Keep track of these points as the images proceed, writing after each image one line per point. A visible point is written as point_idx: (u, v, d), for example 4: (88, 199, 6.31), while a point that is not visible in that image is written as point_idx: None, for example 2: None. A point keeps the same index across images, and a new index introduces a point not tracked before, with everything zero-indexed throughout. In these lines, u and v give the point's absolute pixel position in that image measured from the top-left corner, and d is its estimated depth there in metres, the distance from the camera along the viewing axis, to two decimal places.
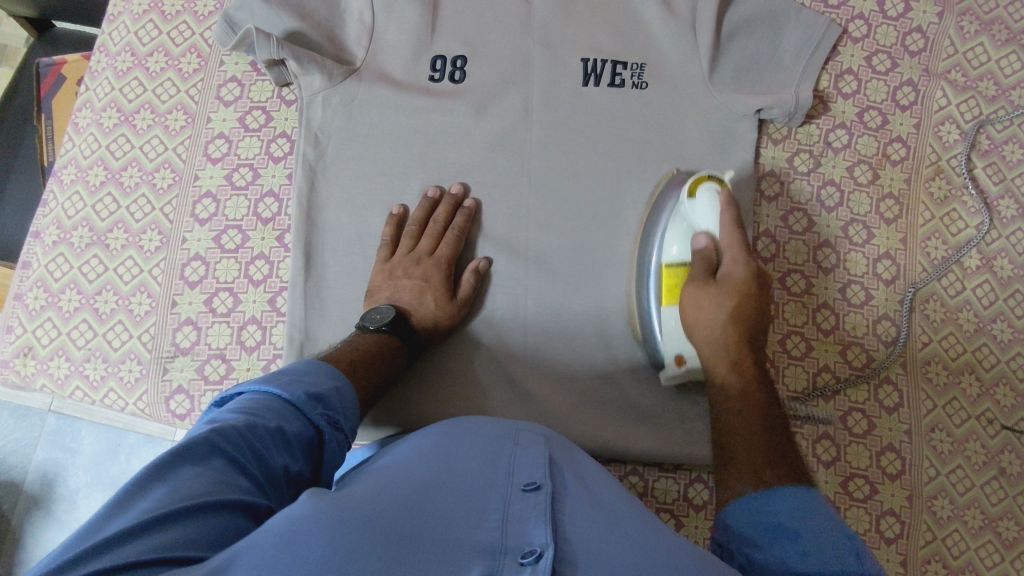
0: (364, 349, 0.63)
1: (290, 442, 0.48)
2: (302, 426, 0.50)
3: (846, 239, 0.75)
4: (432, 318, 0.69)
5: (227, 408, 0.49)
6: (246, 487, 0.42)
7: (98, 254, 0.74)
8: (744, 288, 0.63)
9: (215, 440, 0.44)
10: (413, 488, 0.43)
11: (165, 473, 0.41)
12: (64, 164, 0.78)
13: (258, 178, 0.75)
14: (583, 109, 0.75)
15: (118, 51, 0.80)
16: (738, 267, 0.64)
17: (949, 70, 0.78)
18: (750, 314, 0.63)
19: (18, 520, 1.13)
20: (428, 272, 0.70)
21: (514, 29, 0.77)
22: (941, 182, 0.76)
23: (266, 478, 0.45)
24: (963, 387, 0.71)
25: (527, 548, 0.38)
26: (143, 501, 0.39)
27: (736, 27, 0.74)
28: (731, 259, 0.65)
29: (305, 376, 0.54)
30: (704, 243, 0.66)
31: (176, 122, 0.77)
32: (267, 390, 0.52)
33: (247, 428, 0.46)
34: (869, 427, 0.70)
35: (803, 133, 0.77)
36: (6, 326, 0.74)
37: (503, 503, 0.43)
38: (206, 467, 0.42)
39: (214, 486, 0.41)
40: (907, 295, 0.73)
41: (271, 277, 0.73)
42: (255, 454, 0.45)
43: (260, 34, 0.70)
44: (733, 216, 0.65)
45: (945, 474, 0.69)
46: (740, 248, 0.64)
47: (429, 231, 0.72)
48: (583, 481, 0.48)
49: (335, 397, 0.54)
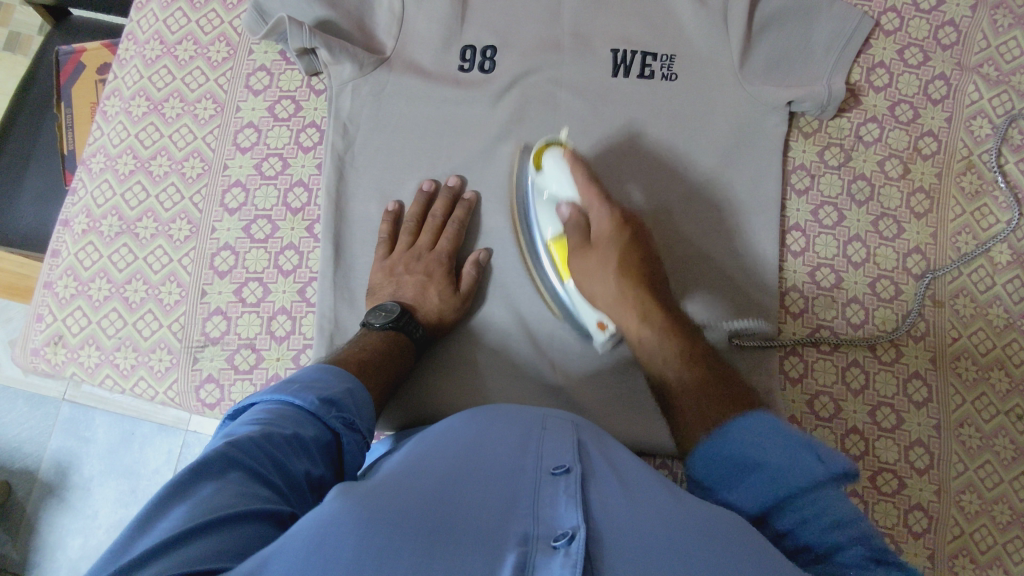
0: (372, 347, 0.63)
1: (309, 447, 0.48)
2: (318, 431, 0.49)
3: (876, 233, 0.75)
4: (436, 313, 0.69)
5: (243, 419, 0.48)
6: (267, 496, 0.41)
7: (127, 243, 0.74)
8: (618, 237, 0.64)
9: (230, 454, 0.43)
10: (441, 477, 0.43)
11: (184, 492, 0.40)
12: (92, 152, 0.78)
13: (288, 168, 0.75)
14: (614, 172, 0.74)
15: (146, 40, 0.80)
16: (605, 218, 0.65)
17: (981, 64, 0.77)
18: (638, 259, 0.64)
19: (31, 507, 1.13)
20: (430, 267, 0.71)
21: (542, 17, 0.76)
22: (972, 177, 0.76)
23: (288, 485, 0.44)
24: (992, 382, 0.71)
25: (559, 531, 0.37)
26: (164, 522, 0.37)
27: (769, 18, 0.73)
28: (596, 214, 0.66)
29: (318, 381, 0.54)
30: (568, 210, 0.67)
31: (205, 111, 0.77)
32: (280, 398, 0.51)
33: (263, 438, 0.45)
34: (898, 422, 0.70)
35: (834, 126, 0.77)
36: (36, 315, 0.74)
37: (533, 489, 0.42)
38: (225, 481, 0.41)
39: (235, 498, 0.40)
40: (924, 279, 0.73)
41: (301, 267, 0.73)
42: (274, 463, 0.44)
43: (292, 23, 0.69)
44: (584, 169, 0.67)
45: (973, 470, 0.69)
46: (602, 197, 0.66)
47: (429, 226, 0.72)
48: (611, 459, 0.47)
49: (348, 399, 0.54)
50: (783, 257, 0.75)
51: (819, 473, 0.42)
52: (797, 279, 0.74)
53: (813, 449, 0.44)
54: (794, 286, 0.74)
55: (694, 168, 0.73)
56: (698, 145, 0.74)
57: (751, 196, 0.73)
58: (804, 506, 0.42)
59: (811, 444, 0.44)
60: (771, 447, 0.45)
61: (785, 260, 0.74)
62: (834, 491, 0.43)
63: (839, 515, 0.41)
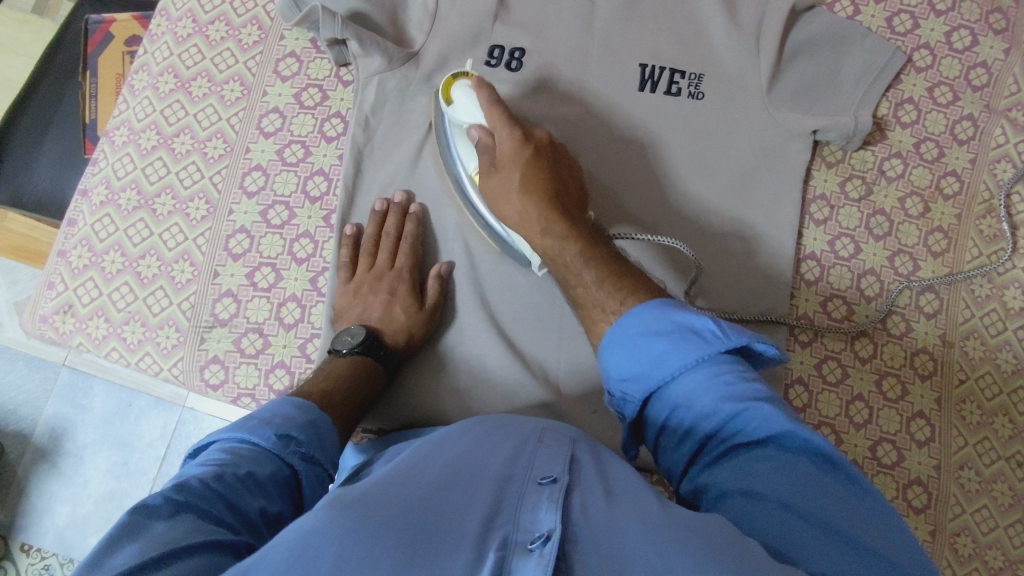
0: (339, 374, 0.62)
1: (265, 485, 0.47)
2: (275, 467, 0.49)
3: (891, 269, 0.74)
4: (404, 330, 0.67)
5: (199, 461, 0.47)
6: (221, 529, 0.41)
7: (144, 218, 0.74)
8: (519, 157, 0.62)
9: (181, 494, 0.42)
10: (428, 484, 0.42)
11: (137, 531, 0.39)
12: (116, 125, 0.78)
13: (309, 156, 0.75)
14: (627, 185, 0.74)
15: (179, 17, 0.80)
16: (507, 139, 0.63)
17: (1010, 108, 0.77)
18: (542, 173, 0.62)
19: (23, 471, 1.13)
20: (393, 285, 0.70)
21: (575, 26, 0.76)
22: (992, 221, 0.75)
23: (242, 519, 0.43)
24: (995, 427, 0.71)
25: (533, 535, 0.37)
26: (116, 559, 0.37)
27: (798, 46, 0.74)
28: (500, 136, 0.64)
29: (275, 415, 0.53)
30: (477, 134, 0.65)
31: (232, 92, 0.77)
32: (236, 436, 0.50)
33: (216, 479, 0.45)
34: (899, 459, 0.70)
35: (858, 158, 0.77)
36: (47, 282, 0.74)
37: (519, 497, 0.41)
38: (177, 519, 0.40)
39: (187, 533, 0.39)
40: (898, 287, 0.73)
41: (314, 256, 0.73)
42: (229, 501, 0.44)
43: (326, 13, 0.69)
44: (489, 94, 0.65)
45: (969, 513, 0.69)
46: (507, 121, 0.63)
47: (384, 245, 0.71)
48: (604, 472, 0.47)
49: (307, 433, 0.52)
50: (796, 285, 0.75)
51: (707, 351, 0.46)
52: (808, 308, 0.74)
53: (701, 319, 0.47)
54: (805, 315, 0.74)
55: (712, 186, 0.73)
56: (720, 163, 0.73)
57: (768, 222, 0.73)
58: (699, 381, 0.46)
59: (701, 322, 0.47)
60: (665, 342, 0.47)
61: (798, 287, 0.74)
62: (725, 361, 0.46)
63: (732, 385, 0.45)
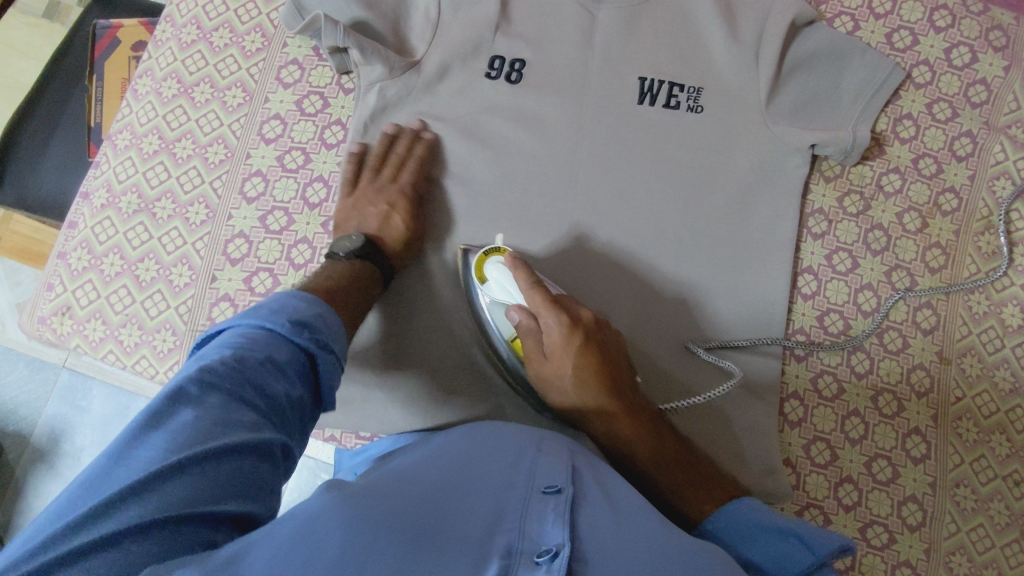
0: (340, 276, 0.62)
1: (284, 368, 0.46)
2: (292, 353, 0.47)
3: (889, 284, 0.74)
4: (403, 239, 0.70)
5: (214, 344, 0.46)
6: (244, 421, 0.41)
7: (144, 222, 0.75)
8: (567, 345, 0.61)
9: (203, 380, 0.42)
10: (431, 486, 0.42)
11: (159, 421, 0.40)
12: (119, 129, 0.79)
13: (309, 162, 0.76)
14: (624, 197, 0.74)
15: (183, 24, 0.81)
16: (554, 329, 0.62)
17: (1010, 125, 0.77)
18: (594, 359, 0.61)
19: (20, 471, 1.14)
20: (392, 197, 0.71)
21: (576, 39, 0.77)
22: (990, 237, 0.75)
23: (267, 405, 0.44)
24: (992, 446, 0.70)
25: (543, 548, 0.37)
26: (139, 457, 0.38)
27: (798, 61, 0.74)
28: (545, 323, 0.62)
29: (288, 304, 0.50)
30: (516, 317, 0.64)
31: (234, 98, 0.78)
32: (251, 324, 0.48)
33: (236, 362, 0.43)
34: (894, 476, 0.70)
35: (856, 173, 0.77)
36: (47, 283, 0.75)
37: (523, 504, 0.41)
38: (201, 407, 0.40)
39: (210, 431, 0.39)
40: (895, 294, 0.73)
41: (312, 262, 0.73)
42: (251, 385, 0.43)
43: (328, 20, 0.70)
44: (527, 277, 0.64)
45: (965, 532, 0.68)
46: (549, 305, 0.62)
47: (391, 160, 0.72)
48: (605, 488, 0.47)
49: (322, 324, 0.51)
50: (793, 299, 0.74)
51: (801, 559, 0.47)
52: (804, 323, 0.74)
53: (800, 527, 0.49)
54: (801, 329, 0.74)
55: (711, 198, 0.73)
56: (719, 175, 0.74)
57: (767, 235, 0.73)
58: None
59: (797, 530, 0.49)
60: (760, 539, 0.50)
61: (795, 301, 0.74)
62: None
63: None
